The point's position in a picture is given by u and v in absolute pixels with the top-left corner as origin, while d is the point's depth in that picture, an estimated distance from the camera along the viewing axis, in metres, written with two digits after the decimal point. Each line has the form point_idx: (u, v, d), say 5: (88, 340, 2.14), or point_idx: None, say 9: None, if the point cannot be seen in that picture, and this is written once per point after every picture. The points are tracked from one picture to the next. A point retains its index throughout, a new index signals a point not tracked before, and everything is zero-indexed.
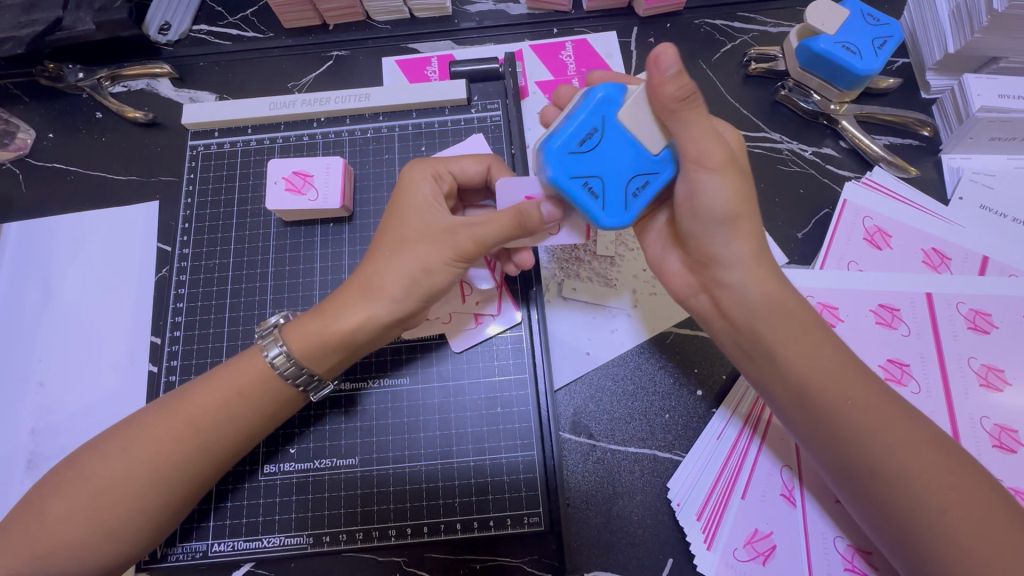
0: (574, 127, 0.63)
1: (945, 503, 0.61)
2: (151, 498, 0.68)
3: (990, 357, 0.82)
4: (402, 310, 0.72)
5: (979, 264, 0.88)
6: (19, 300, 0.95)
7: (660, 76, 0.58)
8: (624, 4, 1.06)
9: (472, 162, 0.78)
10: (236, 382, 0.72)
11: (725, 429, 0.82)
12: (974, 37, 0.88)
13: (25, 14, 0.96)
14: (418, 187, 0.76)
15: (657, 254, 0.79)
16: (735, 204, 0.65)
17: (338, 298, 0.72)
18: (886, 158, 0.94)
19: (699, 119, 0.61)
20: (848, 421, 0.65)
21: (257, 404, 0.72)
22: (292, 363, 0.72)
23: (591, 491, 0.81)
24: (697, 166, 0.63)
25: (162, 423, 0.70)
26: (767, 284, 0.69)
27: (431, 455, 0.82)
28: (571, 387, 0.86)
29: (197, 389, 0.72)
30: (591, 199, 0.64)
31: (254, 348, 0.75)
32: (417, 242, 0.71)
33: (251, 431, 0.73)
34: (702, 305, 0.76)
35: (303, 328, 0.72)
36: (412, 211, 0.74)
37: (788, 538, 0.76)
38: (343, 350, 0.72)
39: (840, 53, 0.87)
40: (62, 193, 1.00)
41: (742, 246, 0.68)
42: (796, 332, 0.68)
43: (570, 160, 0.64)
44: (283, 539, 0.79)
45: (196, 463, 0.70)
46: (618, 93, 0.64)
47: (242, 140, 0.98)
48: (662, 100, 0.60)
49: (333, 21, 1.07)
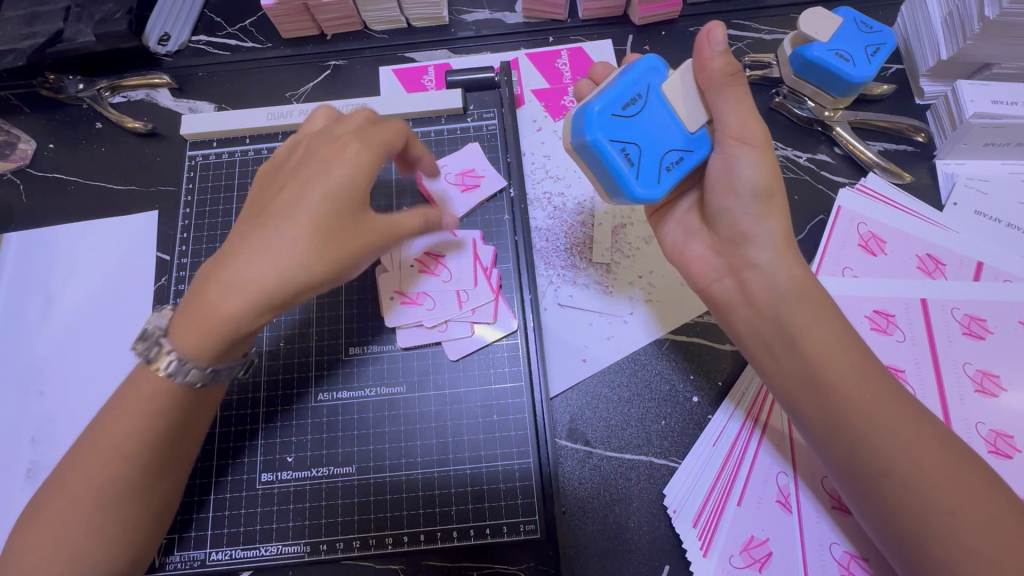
0: (619, 93, 0.69)
1: (952, 505, 0.60)
2: (140, 509, 0.68)
3: (986, 362, 0.83)
4: (294, 299, 0.65)
5: (974, 269, 0.89)
6: (19, 310, 0.96)
7: (709, 51, 0.67)
8: (619, 12, 1.07)
9: (391, 131, 0.74)
10: (144, 398, 0.67)
11: (721, 435, 0.82)
12: (967, 44, 0.88)
13: (28, 26, 0.99)
14: (336, 160, 0.68)
15: (678, 242, 0.82)
16: (770, 181, 0.70)
17: (213, 285, 0.64)
18: (880, 164, 0.95)
19: (742, 96, 0.68)
20: (860, 416, 0.65)
21: (169, 406, 0.67)
22: (192, 367, 0.66)
23: (587, 498, 0.81)
24: (737, 140, 0.69)
25: (92, 452, 0.66)
26: (794, 269, 0.71)
27: (428, 462, 0.82)
28: (567, 394, 0.86)
29: (111, 416, 0.67)
30: (628, 164, 0.69)
31: (144, 364, 0.67)
32: (317, 229, 0.65)
33: (175, 431, 0.69)
34: (724, 294, 0.76)
35: (187, 327, 0.64)
36: (314, 189, 0.66)
37: (785, 544, 0.76)
38: (229, 332, 0.64)
39: (833, 61, 0.88)
40: (63, 203, 1.01)
41: (774, 224, 0.72)
42: (817, 320, 0.69)
43: (612, 124, 0.69)
44: (281, 547, 0.79)
45: (138, 475, 0.67)
46: (662, 68, 0.72)
47: (240, 149, 0.99)
48: (711, 76, 0.68)
49: (331, 32, 1.08)
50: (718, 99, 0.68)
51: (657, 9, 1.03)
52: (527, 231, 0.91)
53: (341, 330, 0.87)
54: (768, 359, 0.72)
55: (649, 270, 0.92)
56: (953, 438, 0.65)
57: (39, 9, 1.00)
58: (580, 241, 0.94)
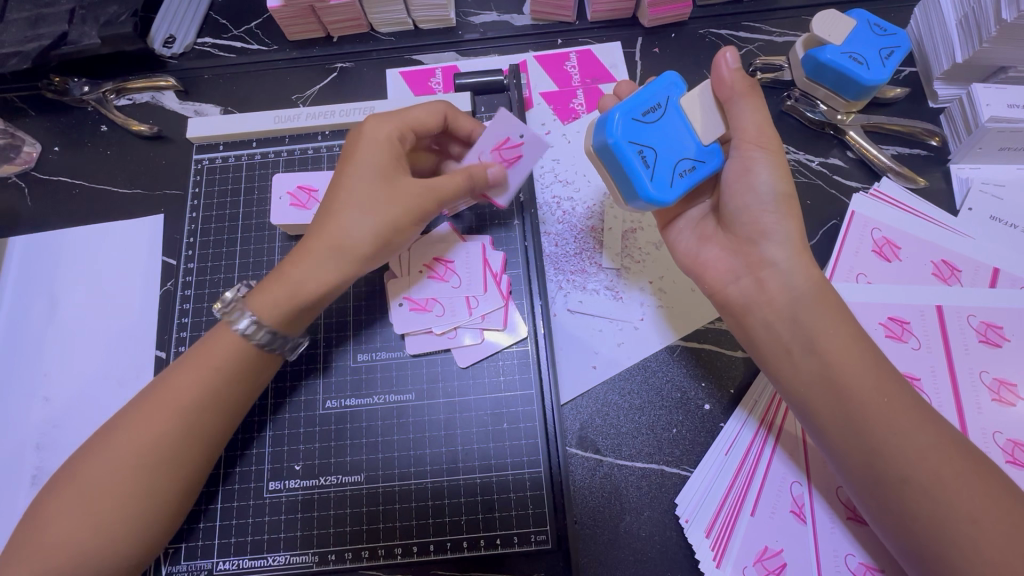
0: (640, 100, 0.69)
1: (973, 513, 0.59)
2: (195, 468, 0.71)
3: (1002, 371, 0.81)
4: (364, 266, 0.75)
5: (990, 276, 0.88)
6: (24, 315, 0.95)
7: (723, 70, 0.68)
8: (629, 15, 1.06)
9: (428, 114, 0.81)
10: (212, 358, 0.72)
11: (733, 445, 0.81)
12: (983, 47, 0.87)
13: (32, 29, 0.98)
14: (380, 143, 0.76)
15: (692, 248, 0.80)
16: (787, 183, 0.70)
17: (302, 265, 0.73)
18: (894, 168, 0.93)
19: (759, 105, 0.69)
20: (879, 422, 0.64)
21: (237, 374, 0.73)
22: (265, 332, 0.73)
23: (598, 507, 0.80)
24: (752, 144, 0.69)
25: (144, 418, 0.70)
26: (811, 270, 0.70)
27: (437, 471, 0.81)
28: (578, 401, 0.85)
29: (174, 375, 0.72)
30: (643, 167, 0.68)
31: (219, 327, 0.75)
32: (387, 208, 0.73)
33: (236, 401, 0.74)
34: (740, 295, 0.74)
35: (267, 297, 0.73)
36: (371, 168, 0.74)
37: (799, 556, 0.75)
38: (308, 307, 0.74)
39: (846, 64, 0.86)
40: (68, 207, 1.00)
41: (793, 225, 0.71)
42: (832, 324, 0.68)
43: (631, 127, 0.68)
44: (288, 557, 0.78)
45: (187, 441, 0.70)
46: (681, 81, 0.71)
47: (247, 153, 0.98)
48: (729, 88, 0.69)
49: (337, 34, 1.07)
50: (737, 106, 0.69)
51: (667, 11, 1.02)
52: (536, 236, 0.91)
53: (349, 336, 0.87)
54: (783, 363, 0.70)
55: (659, 275, 0.91)
56: (971, 445, 0.64)
57: (43, 10, 0.99)
58: (589, 245, 0.94)
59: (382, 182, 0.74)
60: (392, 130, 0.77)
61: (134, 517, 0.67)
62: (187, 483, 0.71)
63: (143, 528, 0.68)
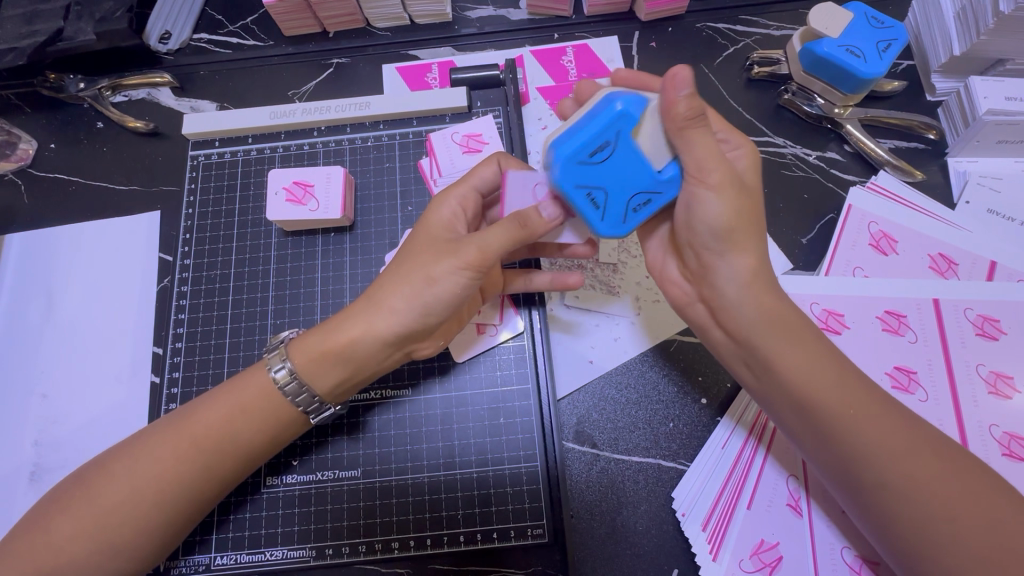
0: (584, 139, 0.61)
1: (951, 513, 0.59)
2: (204, 484, 0.70)
3: (998, 364, 0.81)
4: (411, 326, 0.70)
5: (986, 269, 0.87)
6: (21, 312, 0.95)
7: (673, 94, 0.58)
8: (625, 9, 1.06)
9: (484, 168, 0.76)
10: (239, 401, 0.72)
11: (730, 437, 0.81)
12: (980, 39, 0.87)
13: (28, 25, 0.98)
14: (432, 207, 0.75)
15: (658, 259, 0.79)
16: (733, 218, 0.65)
17: (345, 326, 0.71)
18: (891, 161, 0.93)
19: (705, 137, 0.61)
20: (849, 433, 0.63)
21: (257, 420, 0.71)
22: (293, 380, 0.71)
23: (595, 501, 0.80)
24: (699, 181, 0.63)
25: (166, 444, 0.70)
26: (764, 299, 0.68)
27: (433, 466, 0.81)
28: (574, 396, 0.86)
29: (200, 409, 0.72)
30: (592, 208, 0.65)
31: (255, 366, 0.75)
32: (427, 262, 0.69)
33: (254, 452, 0.72)
34: (698, 316, 0.75)
35: (306, 342, 0.72)
36: (423, 229, 0.74)
37: (794, 549, 0.74)
38: (343, 363, 0.71)
39: (844, 57, 0.86)
40: (64, 203, 1.00)
41: (740, 258, 0.67)
42: (790, 339, 0.67)
43: (577, 171, 0.63)
44: (286, 552, 0.79)
45: (195, 472, 0.69)
46: (636, 108, 0.61)
47: (243, 149, 0.98)
48: (672, 119, 0.60)
49: (333, 29, 1.07)
50: None
51: (664, 5, 1.02)
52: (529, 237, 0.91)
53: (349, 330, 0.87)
54: (752, 379, 0.71)
55: None
56: (942, 440, 0.64)
57: (39, 7, 0.99)
58: None
59: (433, 240, 0.72)
60: (451, 194, 0.75)
61: (141, 518, 0.68)
62: (205, 497, 0.71)
63: (156, 532, 0.68)
